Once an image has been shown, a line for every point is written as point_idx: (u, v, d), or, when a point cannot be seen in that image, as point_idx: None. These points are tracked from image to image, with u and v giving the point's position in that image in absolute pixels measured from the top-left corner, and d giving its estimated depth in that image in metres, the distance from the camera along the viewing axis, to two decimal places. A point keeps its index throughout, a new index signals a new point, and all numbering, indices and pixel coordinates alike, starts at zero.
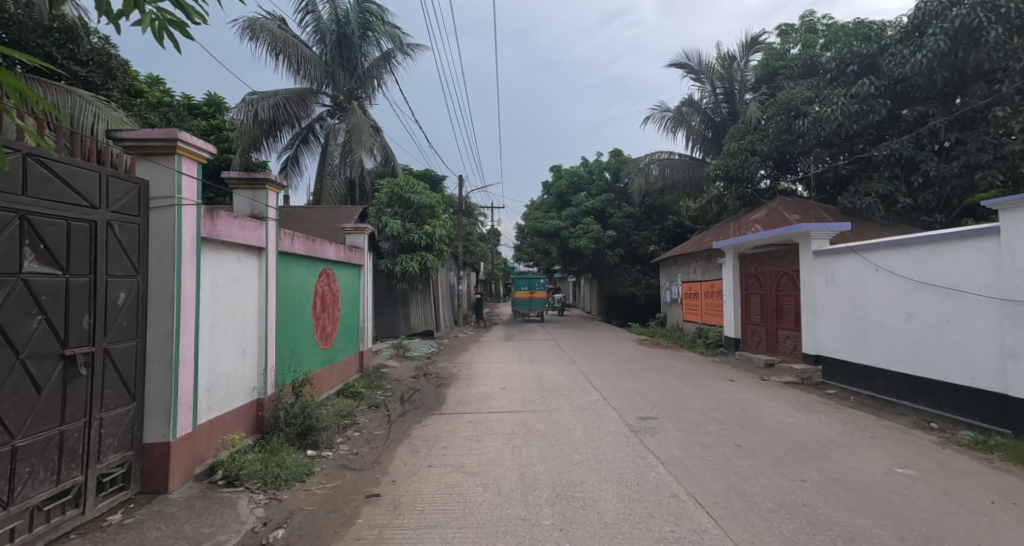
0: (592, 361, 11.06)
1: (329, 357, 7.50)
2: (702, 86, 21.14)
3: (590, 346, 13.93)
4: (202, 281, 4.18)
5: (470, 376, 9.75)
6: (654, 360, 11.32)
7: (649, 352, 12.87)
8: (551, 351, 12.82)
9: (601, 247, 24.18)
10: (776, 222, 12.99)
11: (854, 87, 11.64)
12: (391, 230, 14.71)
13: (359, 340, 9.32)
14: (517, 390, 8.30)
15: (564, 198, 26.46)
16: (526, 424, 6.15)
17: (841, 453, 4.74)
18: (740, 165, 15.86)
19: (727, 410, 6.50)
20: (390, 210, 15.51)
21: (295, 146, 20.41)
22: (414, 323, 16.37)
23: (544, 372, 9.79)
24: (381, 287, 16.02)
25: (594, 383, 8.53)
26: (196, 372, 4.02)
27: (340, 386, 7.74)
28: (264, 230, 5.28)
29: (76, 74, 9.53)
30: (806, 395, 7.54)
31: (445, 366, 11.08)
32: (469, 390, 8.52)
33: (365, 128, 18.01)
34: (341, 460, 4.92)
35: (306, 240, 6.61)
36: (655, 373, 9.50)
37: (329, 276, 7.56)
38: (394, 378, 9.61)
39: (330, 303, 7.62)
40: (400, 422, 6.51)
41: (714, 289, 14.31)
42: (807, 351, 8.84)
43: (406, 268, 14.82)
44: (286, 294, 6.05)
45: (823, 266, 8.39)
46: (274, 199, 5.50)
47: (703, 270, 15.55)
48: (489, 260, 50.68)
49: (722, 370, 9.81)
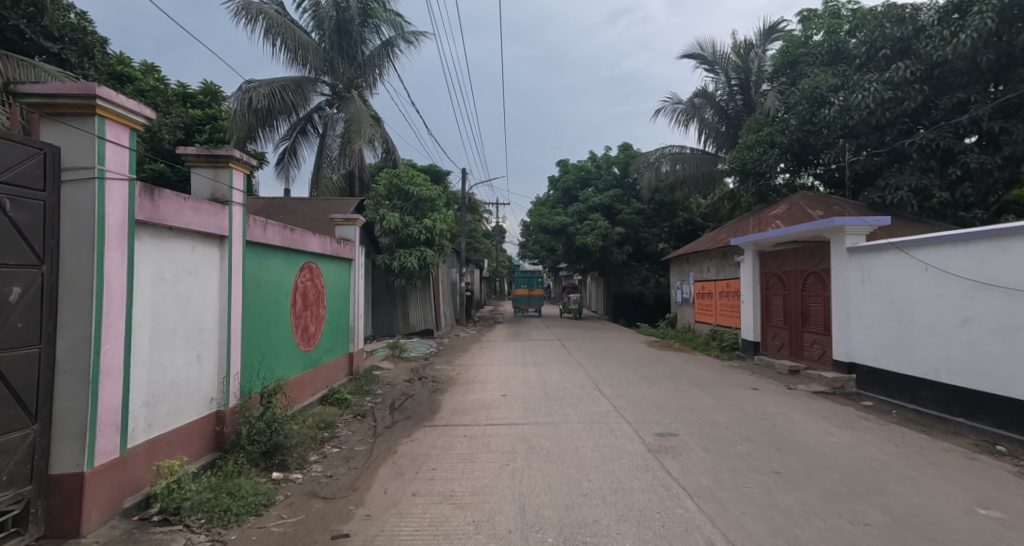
0: (600, 365, 10.30)
1: (312, 360, 6.81)
2: (716, 77, 20.35)
3: (597, 348, 13.14)
4: (137, 273, 3.47)
5: (469, 381, 9.01)
6: (667, 364, 10.54)
7: (661, 355, 12.08)
8: (557, 353, 12.06)
9: (609, 245, 23.39)
10: (798, 218, 12.18)
11: (886, 72, 10.84)
12: (389, 224, 13.98)
13: (350, 340, 8.64)
14: (519, 397, 7.57)
15: (570, 194, 25.69)
16: (529, 441, 5.41)
17: (903, 486, 3.96)
18: (757, 158, 15.04)
19: (756, 426, 5.74)
20: (389, 202, 14.78)
21: (293, 137, 19.80)
22: (414, 322, 15.64)
23: (549, 377, 9.05)
24: (380, 283, 15.34)
25: (604, 391, 7.77)
26: (128, 384, 3.32)
27: (324, 392, 7.04)
28: (227, 216, 4.57)
29: (48, 50, 8.89)
30: (842, 408, 6.75)
31: (443, 368, 10.36)
32: (466, 397, 7.80)
33: (365, 117, 17.30)
34: (310, 486, 4.20)
35: (284, 229, 5.91)
36: (671, 379, 8.72)
37: (312, 271, 6.85)
38: (386, 381, 8.90)
39: (313, 301, 6.91)
40: (386, 435, 5.79)
41: (730, 289, 13.51)
42: (838, 358, 8.05)
43: (405, 264, 14.10)
44: (258, 290, 5.35)
45: (858, 264, 7.60)
46: (239, 181, 4.78)
47: (718, 269, 14.74)
48: (494, 257, 49.91)
49: (742, 377, 9.03)
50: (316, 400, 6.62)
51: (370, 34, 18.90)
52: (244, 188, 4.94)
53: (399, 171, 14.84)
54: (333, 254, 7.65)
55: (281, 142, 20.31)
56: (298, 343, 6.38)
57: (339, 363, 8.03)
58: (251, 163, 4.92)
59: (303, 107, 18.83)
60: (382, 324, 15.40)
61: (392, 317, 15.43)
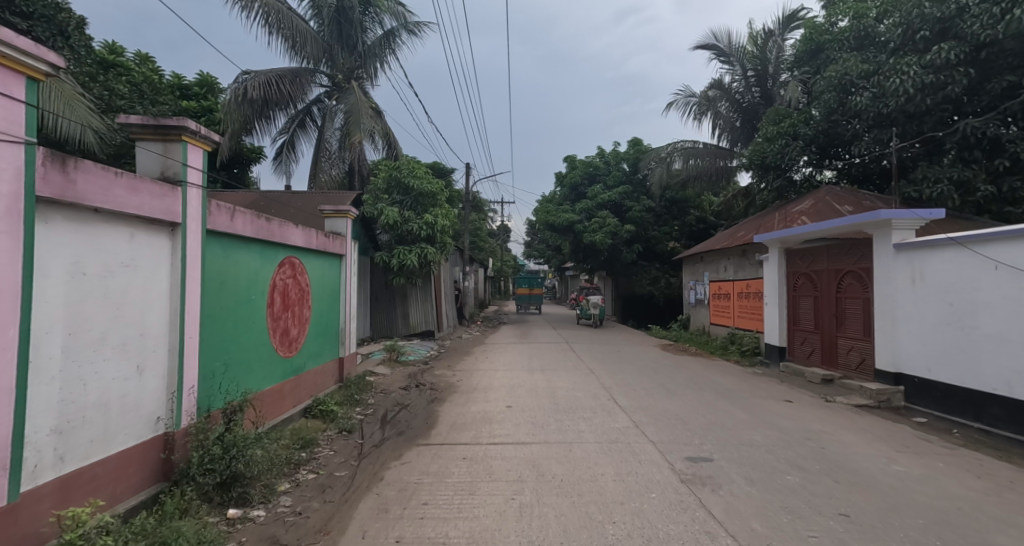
0: (613, 372, 9.48)
1: (293, 367, 6.07)
2: (731, 69, 19.56)
3: (608, 353, 12.34)
4: (42, 266, 2.71)
5: (471, 389, 8.25)
6: (685, 371, 9.71)
7: (678, 360, 11.27)
8: (566, 358, 11.25)
9: (618, 243, 22.54)
10: (826, 215, 11.33)
11: (926, 55, 9.97)
12: (387, 219, 13.24)
13: (341, 343, 7.89)
14: (526, 410, 6.79)
15: (578, 190, 24.88)
16: (538, 465, 4.63)
17: (1011, 538, 3.16)
18: (778, 152, 14.24)
19: (802, 450, 4.93)
20: (388, 197, 14.03)
21: (291, 130, 19.10)
22: (414, 323, 14.92)
23: (558, 385, 8.27)
24: (379, 282, 14.67)
25: (620, 403, 6.97)
26: (25, 409, 2.56)
27: (307, 403, 6.27)
28: (180, 200, 3.82)
29: (16, 28, 8.22)
30: (895, 425, 5.92)
31: (443, 374, 9.61)
32: (467, 408, 7.05)
33: (365, 109, 16.56)
34: (272, 528, 3.43)
35: (258, 219, 5.14)
36: (693, 389, 7.90)
37: (292, 267, 6.09)
38: (380, 389, 8.15)
39: (294, 301, 6.14)
40: (373, 456, 5.01)
41: (751, 290, 12.66)
42: (882, 368, 7.21)
43: (404, 261, 13.39)
44: (224, 288, 4.60)
45: (908, 263, 6.76)
46: (197, 159, 4.02)
47: (736, 269, 13.88)
48: (498, 257, 49.12)
49: (772, 387, 8.20)
50: (296, 412, 5.87)
51: (370, 23, 18.20)
52: (202, 168, 4.15)
53: (398, 164, 14.12)
54: (319, 249, 6.89)
55: (280, 136, 19.63)
56: (277, 348, 5.65)
57: (327, 370, 7.28)
58: (211, 138, 4.14)
59: (302, 98, 18.13)
60: (381, 325, 14.72)
61: (392, 317, 14.75)
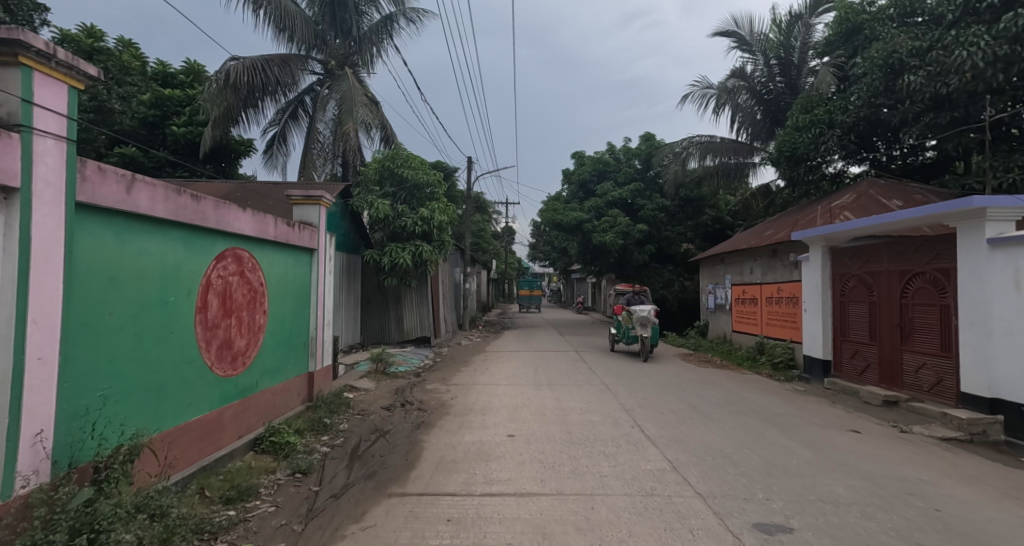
0: (633, 389, 8.16)
1: (239, 388, 4.81)
2: (753, 58, 18.30)
3: (623, 364, 11.04)
4: None
5: (465, 410, 6.93)
6: (717, 388, 8.36)
7: (703, 375, 9.90)
8: (576, 370, 9.94)
9: (629, 243, 21.22)
10: (873, 210, 9.99)
11: (995, 23, 8.66)
12: (378, 212, 12.02)
13: (311, 354, 6.62)
14: (531, 442, 5.48)
15: (587, 187, 23.65)
16: (549, 537, 3.32)
17: None
18: (810, 142, 12.90)
19: (910, 513, 3.59)
20: (379, 189, 12.81)
21: (283, 121, 18.00)
22: (409, 328, 13.67)
23: (571, 407, 6.98)
24: (371, 283, 13.49)
25: (649, 434, 5.65)
26: None
27: (255, 434, 4.97)
28: (18, 157, 2.57)
29: None
30: (1010, 471, 4.55)
31: (436, 390, 8.33)
32: (460, 436, 5.77)
33: (359, 96, 15.25)
34: None
35: (181, 196, 3.85)
36: (732, 414, 6.56)
37: (237, 261, 4.79)
38: (359, 409, 6.87)
39: (239, 305, 4.84)
40: (325, 517, 3.67)
41: (783, 295, 11.31)
42: (973, 392, 5.85)
43: (396, 260, 12.17)
44: (118, 287, 3.31)
45: (1010, 262, 5.42)
46: (54, 100, 2.78)
47: (765, 271, 12.52)
48: (502, 259, 47.78)
49: (825, 411, 6.84)
50: (238, 447, 4.59)
51: (367, 7, 17.04)
52: (69, 115, 2.90)
53: (392, 153, 12.95)
54: (280, 241, 5.61)
55: (271, 128, 18.52)
56: (212, 366, 4.38)
57: (290, 388, 5.98)
58: (82, 71, 2.90)
59: (294, 87, 16.99)
60: (373, 330, 13.52)
61: (384, 322, 13.53)
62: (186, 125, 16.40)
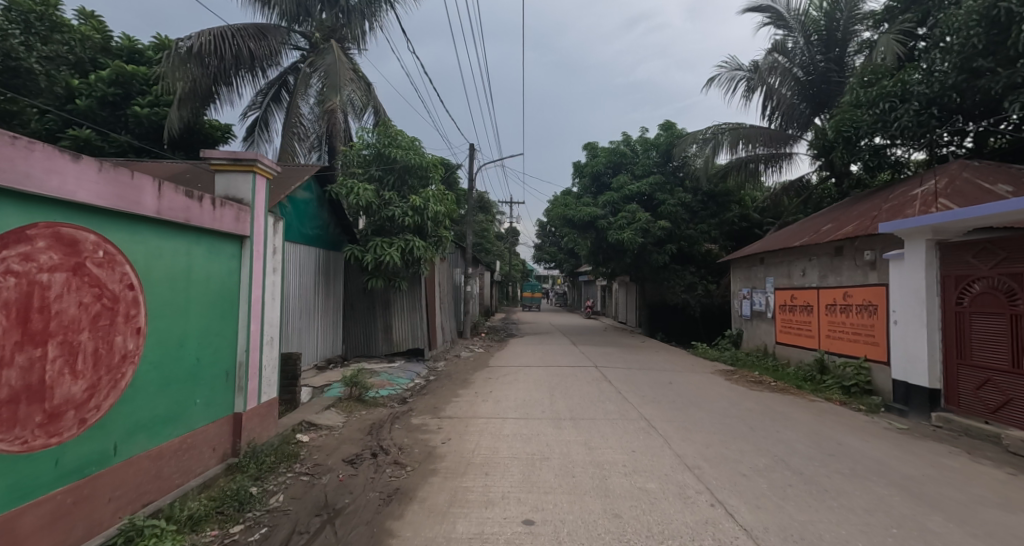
0: (688, 430, 6.11)
1: (66, 467, 2.76)
2: (791, 35, 16.36)
3: (660, 388, 8.96)
4: None
5: (459, 468, 4.88)
6: (799, 428, 6.26)
7: (767, 404, 7.78)
8: (604, 398, 7.88)
9: (648, 242, 19.15)
10: (979, 197, 7.92)
11: None
12: (359, 199, 10.03)
13: (237, 387, 4.53)
14: (564, 538, 3.45)
15: (600, 180, 21.61)
16: None
17: None
18: (877, 120, 10.88)
19: None
20: (363, 172, 10.79)
21: (264, 104, 16.09)
22: (398, 339, 11.62)
23: (612, 464, 4.93)
24: (354, 285, 11.56)
25: (749, 527, 3.60)
26: None
27: (104, 539, 2.94)
28: None
29: None
30: None
31: (421, 430, 6.28)
32: (448, 521, 3.74)
33: (346, 70, 13.24)
34: None
35: None
36: (849, 479, 4.50)
37: (64, 245, 2.76)
38: (309, 465, 4.83)
39: (70, 324, 2.80)
40: None
41: (857, 302, 9.17)
42: None
43: (382, 258, 10.16)
44: None
45: None
46: None
47: (824, 274, 10.44)
48: (505, 260, 45.78)
49: (979, 473, 4.75)
50: None
51: None
52: None
53: (379, 132, 11.03)
54: (171, 220, 3.57)
55: (251, 112, 16.58)
56: None
57: (195, 445, 3.91)
58: None
59: (275, 64, 15.04)
60: (356, 340, 11.52)
61: (369, 331, 11.54)
62: (153, 106, 14.40)
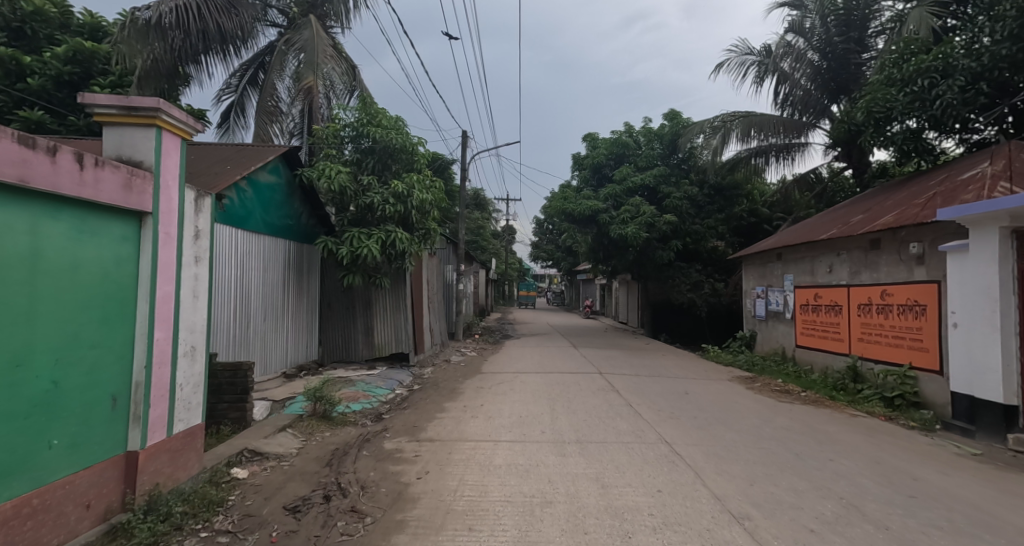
0: (722, 459, 4.96)
1: None
2: (807, 15, 15.27)
3: (676, 400, 7.82)
4: None
5: (435, 519, 3.69)
6: (856, 455, 5.13)
7: (804, 421, 6.64)
8: (614, 415, 6.72)
9: (653, 237, 18.02)
10: None
11: None
12: (332, 183, 8.83)
13: (131, 416, 3.30)
14: None
15: (601, 172, 20.49)
16: None
17: None
18: (914, 98, 9.74)
19: None
20: (339, 155, 9.61)
21: (240, 87, 14.89)
22: (380, 343, 10.42)
23: (634, 513, 3.77)
24: (332, 283, 10.37)
25: None
26: None
27: None
28: None
29: None
30: None
31: (393, 459, 5.10)
32: None
33: (325, 44, 12.00)
34: None
35: None
36: (955, 539, 3.35)
37: None
38: (236, 516, 3.59)
39: None
40: None
41: (900, 302, 8.04)
42: None
43: (359, 251, 8.97)
44: None
45: None
46: None
47: (856, 270, 9.32)
48: (501, 259, 44.66)
49: None
50: None
51: None
52: None
53: (359, 109, 9.83)
54: None
55: (226, 96, 15.35)
56: None
57: (48, 507, 2.70)
58: None
59: (250, 41, 13.77)
60: (334, 343, 10.37)
61: (348, 334, 10.35)
62: (115, 87, 13.24)
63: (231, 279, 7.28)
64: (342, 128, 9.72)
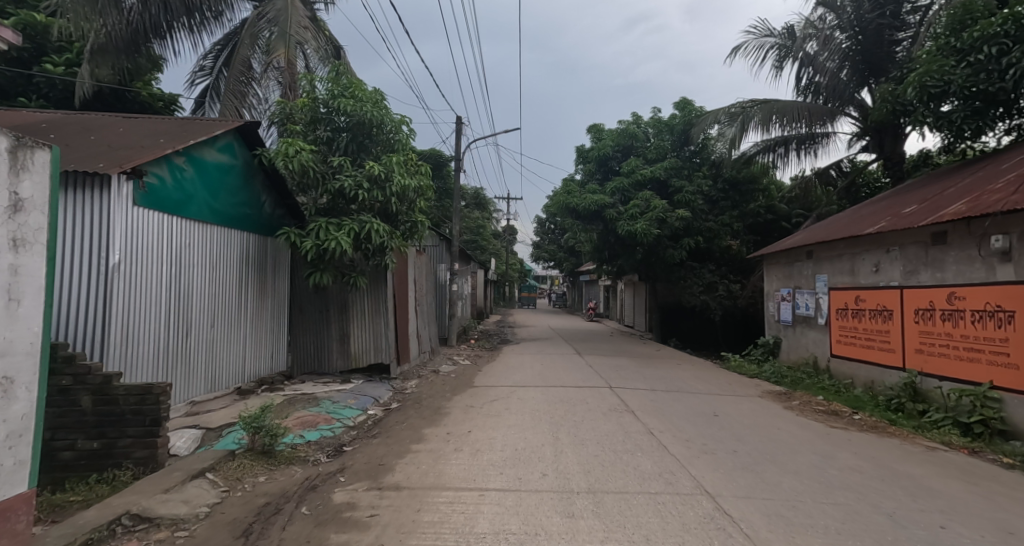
0: (793, 526, 3.57)
1: None
2: None
3: (706, 426, 6.41)
4: None
5: None
6: (974, 518, 3.73)
7: (876, 458, 5.24)
8: (633, 450, 5.32)
9: (664, 234, 16.60)
10: None
11: None
12: (293, 164, 7.45)
13: None
14: None
15: (607, 165, 19.13)
16: None
17: None
18: (980, 66, 8.35)
19: None
20: (307, 133, 8.29)
21: (214, 68, 13.60)
22: (357, 352, 9.04)
23: None
24: (303, 283, 9.00)
25: None
26: None
27: None
28: None
29: None
30: None
31: (338, 521, 3.71)
32: None
33: (299, 10, 10.60)
34: None
35: None
36: None
37: None
38: None
39: None
40: None
41: (974, 307, 6.66)
42: None
43: (326, 244, 7.59)
44: None
45: None
46: None
47: (913, 269, 7.93)
48: (501, 259, 43.23)
49: None
50: None
51: None
52: None
53: (331, 80, 8.48)
54: None
55: (199, 78, 14.02)
56: None
57: None
58: None
59: (220, 16, 12.45)
60: (305, 352, 9.01)
61: (321, 341, 8.99)
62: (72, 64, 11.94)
63: (161, 276, 5.93)
64: (310, 103, 8.36)
